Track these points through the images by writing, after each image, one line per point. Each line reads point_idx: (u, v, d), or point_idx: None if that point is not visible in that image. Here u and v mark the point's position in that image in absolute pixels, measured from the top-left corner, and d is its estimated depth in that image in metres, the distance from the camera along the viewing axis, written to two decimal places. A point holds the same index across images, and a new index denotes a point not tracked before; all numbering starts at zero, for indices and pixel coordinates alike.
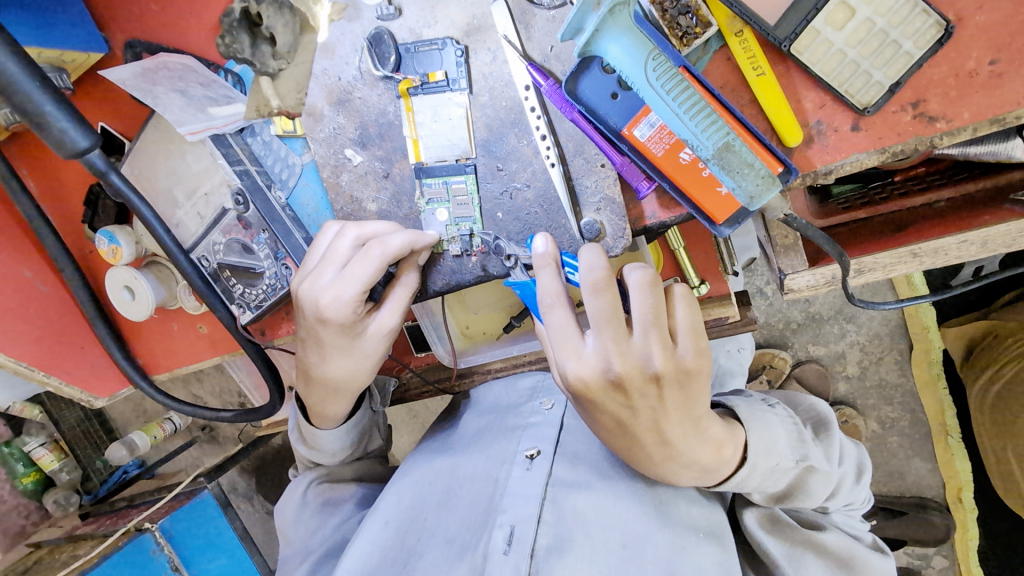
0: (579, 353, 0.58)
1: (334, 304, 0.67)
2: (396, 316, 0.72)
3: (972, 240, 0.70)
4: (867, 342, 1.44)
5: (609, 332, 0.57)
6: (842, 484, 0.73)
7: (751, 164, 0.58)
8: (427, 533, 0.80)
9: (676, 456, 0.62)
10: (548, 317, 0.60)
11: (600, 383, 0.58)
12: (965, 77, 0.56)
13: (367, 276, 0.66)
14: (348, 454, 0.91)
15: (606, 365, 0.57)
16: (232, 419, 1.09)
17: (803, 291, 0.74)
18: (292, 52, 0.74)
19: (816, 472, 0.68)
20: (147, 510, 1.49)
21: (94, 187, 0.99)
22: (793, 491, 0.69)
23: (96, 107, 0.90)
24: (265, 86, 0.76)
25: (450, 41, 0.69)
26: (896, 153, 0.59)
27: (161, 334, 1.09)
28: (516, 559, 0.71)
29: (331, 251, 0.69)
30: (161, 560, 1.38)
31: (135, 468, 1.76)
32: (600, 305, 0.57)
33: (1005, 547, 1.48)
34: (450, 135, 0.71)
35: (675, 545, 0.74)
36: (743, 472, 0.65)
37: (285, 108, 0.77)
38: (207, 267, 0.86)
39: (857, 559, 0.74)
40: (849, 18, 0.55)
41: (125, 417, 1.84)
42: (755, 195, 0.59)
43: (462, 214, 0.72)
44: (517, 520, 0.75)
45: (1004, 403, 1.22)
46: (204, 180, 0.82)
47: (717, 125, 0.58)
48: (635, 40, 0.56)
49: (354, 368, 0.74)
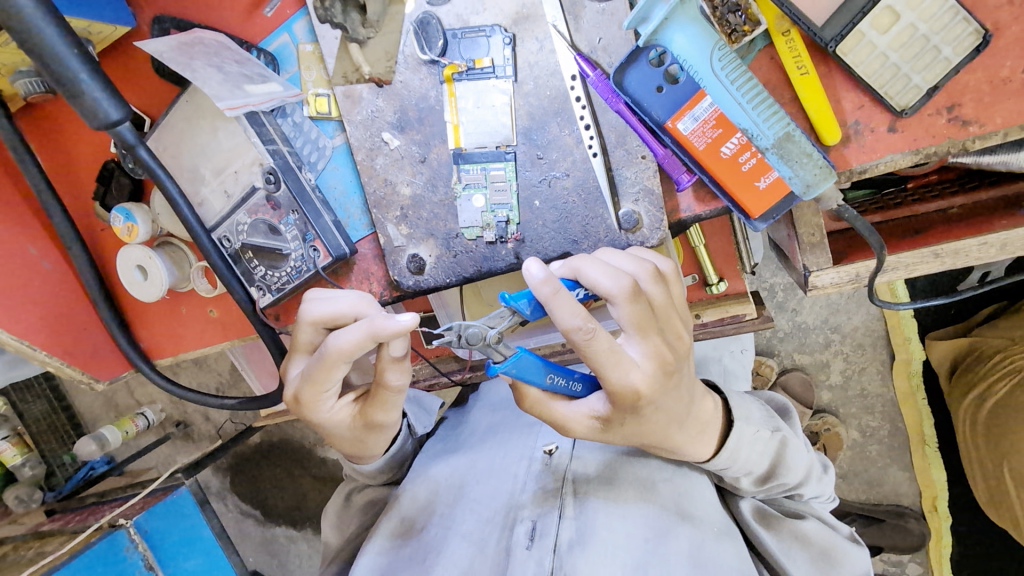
0: (633, 363, 0.59)
1: (309, 380, 0.67)
2: (390, 405, 0.71)
3: (992, 242, 0.72)
4: (851, 352, 1.48)
5: (651, 329, 0.60)
6: (813, 471, 0.79)
7: (810, 154, 0.60)
8: (445, 529, 0.79)
9: (691, 420, 0.67)
10: (590, 347, 0.57)
11: (658, 378, 0.60)
12: (999, 83, 0.59)
13: (335, 361, 0.64)
14: (392, 475, 0.90)
15: (658, 359, 0.60)
16: (236, 407, 1.04)
17: (826, 287, 0.76)
18: (380, 21, 0.73)
19: (790, 446, 0.75)
20: (121, 505, 1.46)
21: (110, 163, 0.96)
22: (777, 467, 0.74)
23: (118, 80, 0.89)
24: (354, 53, 0.73)
25: (498, 28, 0.70)
26: (929, 154, 0.62)
27: (167, 318, 1.05)
28: (539, 554, 0.71)
29: (298, 340, 0.69)
30: (134, 558, 1.36)
31: (102, 465, 1.73)
32: (640, 310, 0.59)
33: (978, 554, 1.53)
34: (492, 122, 0.72)
35: (695, 539, 0.74)
36: (733, 437, 0.71)
37: (376, 75, 0.74)
38: (228, 248, 0.84)
39: (838, 550, 0.78)
40: (894, 22, 0.58)
41: (94, 412, 1.89)
42: (811, 184, 0.61)
43: (500, 200, 0.73)
44: (539, 516, 0.75)
45: (990, 412, 1.25)
46: (235, 157, 0.80)
47: (778, 116, 0.60)
48: (701, 30, 0.58)
49: (359, 439, 0.76)
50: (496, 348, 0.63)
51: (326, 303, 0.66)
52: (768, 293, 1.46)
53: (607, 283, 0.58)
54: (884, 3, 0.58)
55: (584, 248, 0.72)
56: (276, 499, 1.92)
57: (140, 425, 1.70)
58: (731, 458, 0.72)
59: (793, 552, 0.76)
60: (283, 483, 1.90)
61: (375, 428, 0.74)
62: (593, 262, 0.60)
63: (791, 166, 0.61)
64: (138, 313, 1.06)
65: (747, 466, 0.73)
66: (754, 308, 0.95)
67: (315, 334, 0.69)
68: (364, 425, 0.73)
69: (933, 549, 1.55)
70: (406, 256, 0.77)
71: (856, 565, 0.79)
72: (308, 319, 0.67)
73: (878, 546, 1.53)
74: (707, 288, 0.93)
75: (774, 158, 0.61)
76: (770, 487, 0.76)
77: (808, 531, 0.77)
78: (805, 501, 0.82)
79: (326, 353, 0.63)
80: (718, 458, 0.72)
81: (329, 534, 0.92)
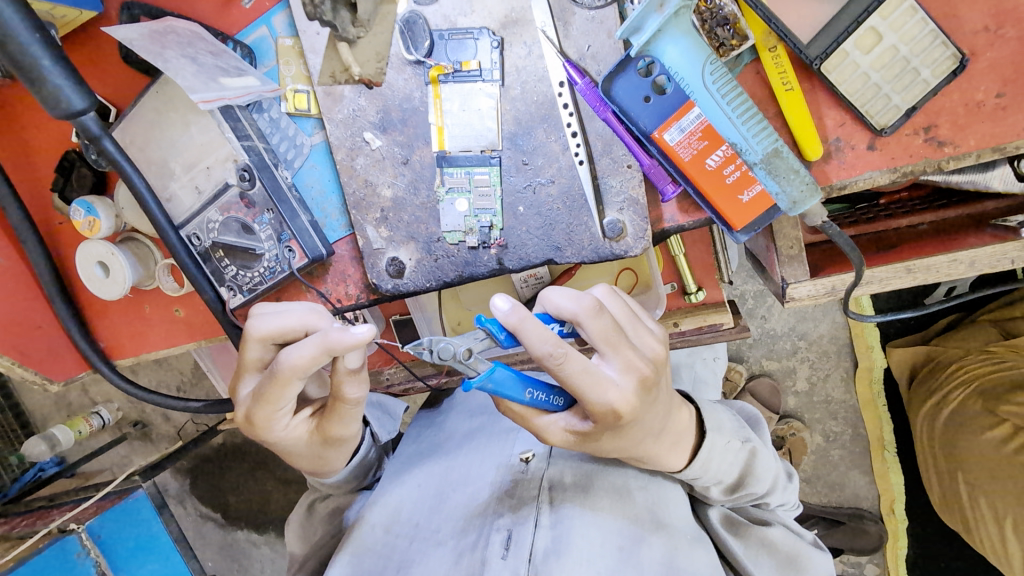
0: (608, 383, 0.58)
1: (263, 401, 0.65)
2: (347, 417, 0.69)
3: (962, 259, 0.73)
4: (816, 358, 1.52)
5: (622, 346, 0.59)
6: (778, 480, 0.80)
7: (797, 170, 0.59)
8: (419, 538, 0.77)
9: (665, 431, 0.67)
10: (564, 370, 0.56)
11: (637, 395, 0.59)
12: (973, 107, 0.60)
13: (286, 381, 0.62)
14: (354, 485, 0.87)
15: (635, 375, 0.59)
16: (201, 410, 1.00)
17: (803, 300, 0.77)
18: (371, 20, 0.70)
19: (759, 456, 0.75)
20: (72, 510, 1.39)
21: (71, 153, 0.91)
22: (745, 477, 0.75)
23: (83, 66, 0.84)
24: (344, 53, 0.71)
25: (486, 31, 0.69)
26: (906, 173, 0.63)
27: (129, 317, 1.00)
28: (515, 563, 0.70)
29: (246, 357, 0.66)
30: (86, 563, 1.30)
31: (52, 467, 1.62)
32: (607, 327, 0.59)
33: (930, 555, 1.58)
34: (477, 125, 0.70)
35: (667, 548, 0.74)
36: (705, 447, 0.71)
37: (366, 76, 0.72)
38: (196, 246, 0.81)
39: (803, 557, 0.78)
40: (876, 43, 0.60)
41: (45, 410, 1.80)
42: (797, 201, 0.60)
43: (484, 205, 0.72)
44: (515, 524, 0.73)
45: (948, 420, 1.30)
46: (208, 152, 0.77)
47: (767, 131, 0.59)
48: (694, 43, 0.58)
49: (318, 455, 0.74)
50: (468, 364, 0.59)
51: (273, 317, 0.63)
52: (738, 300, 1.49)
53: (572, 307, 0.57)
54: (868, 23, 0.59)
55: (567, 255, 0.72)
56: (238, 503, 1.86)
57: (95, 425, 1.63)
58: (702, 468, 0.72)
59: (760, 559, 0.77)
60: (245, 486, 1.84)
61: (334, 442, 0.72)
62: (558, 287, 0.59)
63: (777, 183, 0.59)
64: (97, 311, 1.00)
65: (715, 476, 0.73)
66: (731, 317, 0.96)
67: (265, 350, 0.66)
68: (323, 440, 0.71)
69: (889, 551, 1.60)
70: (385, 259, 0.75)
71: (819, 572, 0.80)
72: (255, 335, 0.63)
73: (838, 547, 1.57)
74: (686, 296, 0.93)
75: (762, 172, 0.60)
76: (740, 496, 0.77)
77: (774, 538, 0.78)
78: (771, 509, 0.83)
79: (278, 371, 0.61)
80: (690, 468, 0.72)
81: (294, 543, 0.90)
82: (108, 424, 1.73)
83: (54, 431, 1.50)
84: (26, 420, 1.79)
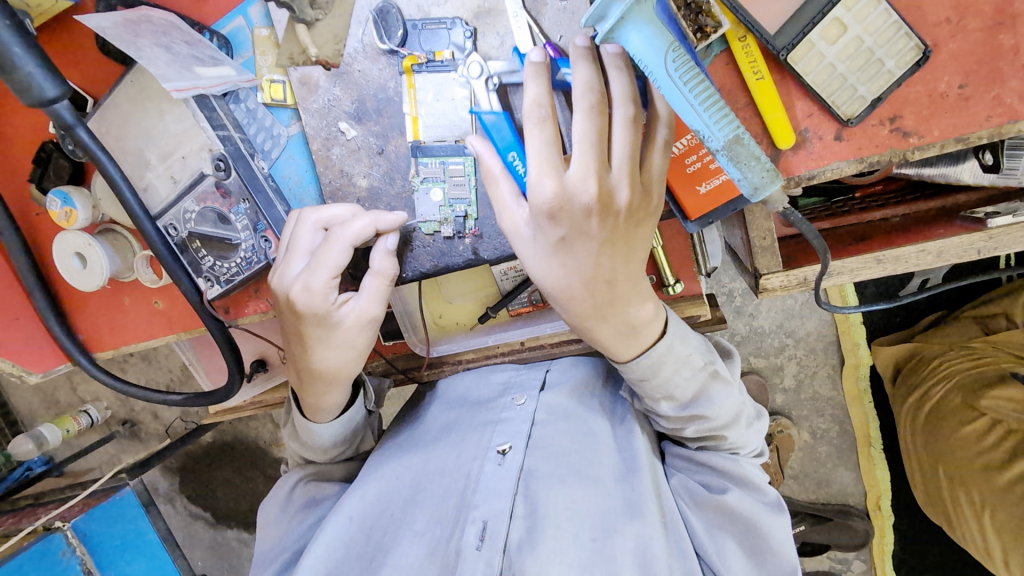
0: (559, 172, 0.59)
1: (308, 289, 0.68)
2: (377, 304, 0.71)
3: (930, 250, 0.73)
4: (804, 356, 1.53)
5: (592, 153, 0.59)
6: (741, 416, 0.76)
7: (758, 157, 0.56)
8: (394, 528, 0.77)
9: (615, 302, 0.66)
10: (532, 131, 0.59)
11: (574, 202, 0.60)
12: (937, 98, 0.61)
13: (335, 258, 0.68)
14: (340, 451, 0.89)
15: (583, 184, 0.59)
16: (182, 404, 1.00)
17: (776, 290, 0.78)
18: (329, 4, 0.71)
19: (719, 380, 0.73)
20: (58, 507, 1.40)
21: (48, 144, 0.91)
22: (698, 398, 0.72)
23: (59, 56, 0.84)
24: (300, 35, 0.72)
25: (458, 22, 0.69)
26: (872, 163, 0.64)
27: (109, 310, 1.00)
28: (489, 554, 0.70)
29: (295, 244, 0.71)
30: (71, 562, 1.30)
31: (39, 465, 1.61)
32: (591, 123, 0.59)
33: (916, 551, 1.60)
34: (451, 115, 0.71)
35: (643, 538, 0.74)
36: (661, 348, 0.69)
37: (322, 58, 0.72)
38: (174, 237, 0.80)
39: (759, 518, 0.77)
40: (841, 34, 0.61)
41: (33, 408, 1.80)
42: (760, 187, 0.57)
43: (458, 195, 0.72)
44: (490, 515, 0.74)
45: (933, 418, 1.30)
46: (183, 142, 0.77)
47: (729, 119, 0.56)
48: (656, 31, 0.54)
49: (337, 368, 0.74)
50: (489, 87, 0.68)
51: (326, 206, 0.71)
52: (726, 298, 1.50)
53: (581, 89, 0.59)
54: (833, 15, 0.60)
55: None
56: (227, 501, 1.85)
57: (82, 423, 1.62)
58: (652, 369, 0.70)
59: (719, 531, 0.79)
60: (234, 483, 1.84)
61: (362, 345, 0.74)
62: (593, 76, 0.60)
63: (739, 170, 0.57)
64: (76, 304, 1.00)
65: (668, 388, 0.71)
66: (709, 310, 0.97)
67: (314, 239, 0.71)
68: (350, 342, 0.72)
69: (876, 547, 1.61)
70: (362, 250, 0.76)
71: (779, 531, 0.79)
72: (311, 219, 0.70)
73: (825, 543, 1.60)
74: (665, 288, 0.93)
75: (724, 159, 0.57)
76: (693, 423, 0.74)
77: (729, 502, 0.77)
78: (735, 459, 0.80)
79: (335, 238, 0.67)
80: (639, 363, 0.70)
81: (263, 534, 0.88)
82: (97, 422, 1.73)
83: (42, 430, 1.49)
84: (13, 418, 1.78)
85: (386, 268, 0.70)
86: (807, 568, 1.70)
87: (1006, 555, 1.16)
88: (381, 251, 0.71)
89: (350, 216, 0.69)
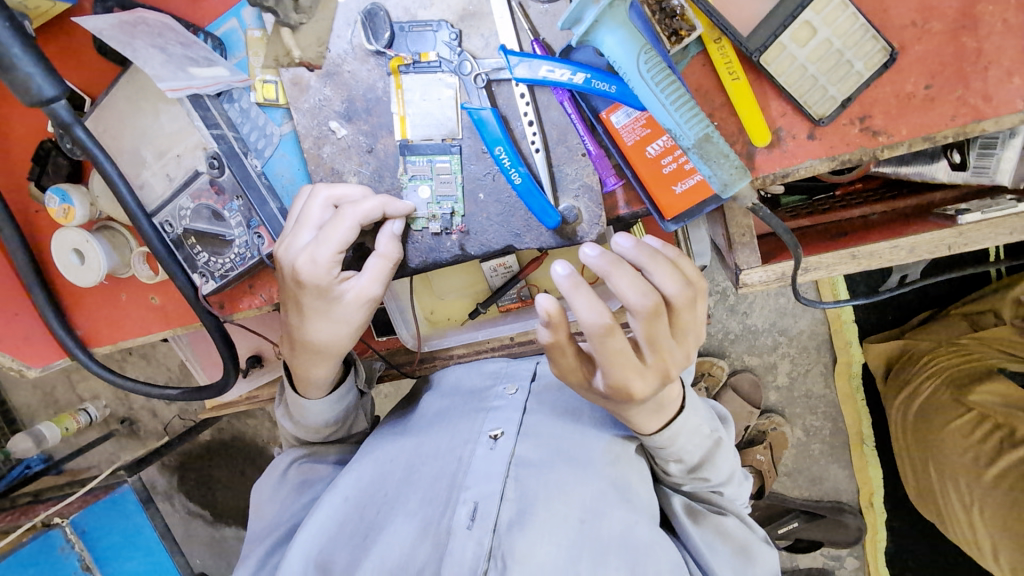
0: (638, 369, 0.61)
1: (310, 263, 0.67)
2: (378, 284, 0.71)
3: (903, 245, 0.76)
4: (797, 354, 1.55)
5: (662, 346, 0.60)
6: (735, 474, 0.84)
7: (726, 154, 0.59)
8: (388, 508, 0.80)
9: (663, 403, 0.71)
10: (604, 344, 0.58)
11: (654, 385, 0.62)
12: (904, 98, 0.63)
13: (343, 235, 0.67)
14: (331, 432, 0.92)
15: (659, 368, 0.61)
16: (179, 397, 1.03)
17: (755, 285, 0.80)
18: (313, 7, 0.73)
19: (723, 448, 0.79)
20: (59, 502, 1.42)
21: (46, 143, 0.93)
22: (704, 463, 0.78)
23: (58, 58, 0.86)
24: (285, 38, 0.74)
25: (445, 24, 0.71)
26: (844, 161, 0.66)
27: (107, 305, 1.02)
28: (479, 533, 0.73)
29: (305, 216, 0.70)
30: (70, 559, 1.33)
31: (39, 463, 1.62)
32: (656, 325, 0.59)
33: (908, 546, 1.62)
34: (438, 114, 0.73)
35: (628, 522, 0.76)
36: (680, 421, 0.74)
37: (307, 60, 0.75)
38: (169, 233, 0.83)
39: (752, 547, 0.83)
40: (812, 36, 0.63)
41: (35, 405, 1.82)
42: (728, 183, 0.59)
43: (445, 192, 0.74)
44: (481, 497, 0.76)
45: (925, 417, 1.31)
46: (178, 141, 0.79)
47: (699, 117, 0.59)
48: (628, 34, 0.58)
49: (331, 346, 0.74)
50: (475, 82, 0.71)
51: (337, 186, 0.71)
52: (720, 297, 1.52)
53: (636, 297, 0.57)
54: (803, 18, 0.63)
55: (526, 241, 0.75)
56: (228, 497, 1.87)
57: (80, 422, 1.64)
58: (670, 439, 0.75)
59: (716, 547, 0.81)
60: (234, 480, 1.86)
61: (358, 324, 0.74)
62: (628, 268, 0.58)
63: (709, 167, 0.59)
64: (75, 299, 1.02)
65: (682, 452, 0.76)
66: None
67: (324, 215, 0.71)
68: (350, 320, 0.72)
69: (870, 543, 1.63)
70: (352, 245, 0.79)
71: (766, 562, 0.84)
72: (324, 195, 0.70)
73: (819, 540, 1.61)
74: None
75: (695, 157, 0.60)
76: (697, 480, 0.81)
77: (728, 527, 0.82)
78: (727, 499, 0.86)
79: (349, 215, 0.67)
80: (660, 436, 0.74)
81: (259, 512, 0.91)
82: (96, 420, 1.75)
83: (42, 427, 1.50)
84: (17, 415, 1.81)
85: (390, 249, 0.71)
86: (800, 564, 1.72)
87: (995, 548, 1.17)
88: (386, 234, 0.72)
89: (361, 198, 0.70)
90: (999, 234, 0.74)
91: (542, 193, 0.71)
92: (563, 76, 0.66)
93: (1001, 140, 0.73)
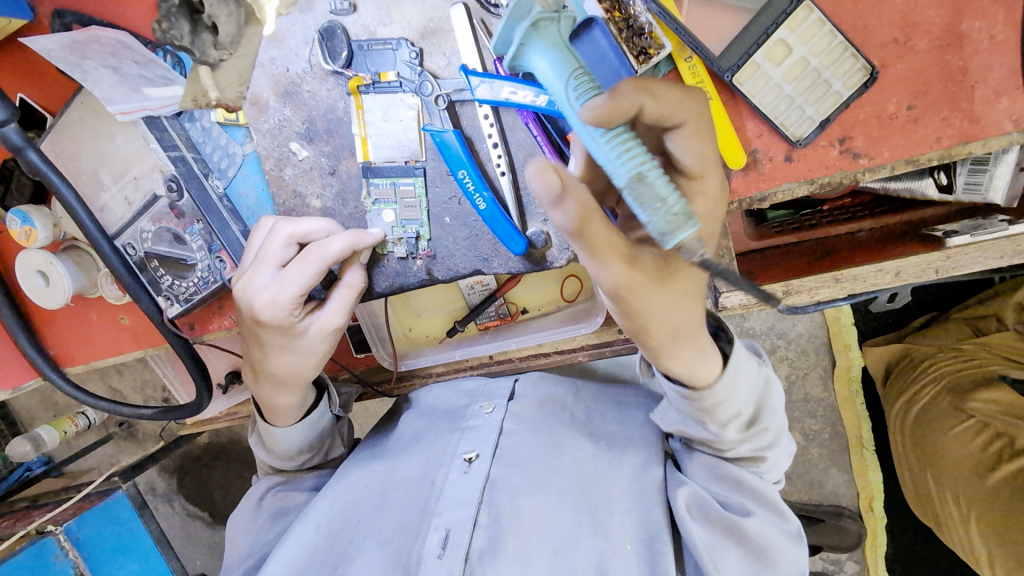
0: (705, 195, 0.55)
1: (270, 306, 0.66)
2: (342, 315, 0.70)
3: (888, 270, 0.73)
4: (795, 357, 1.50)
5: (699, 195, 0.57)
6: (781, 435, 0.73)
7: (664, 198, 0.44)
8: (359, 536, 0.77)
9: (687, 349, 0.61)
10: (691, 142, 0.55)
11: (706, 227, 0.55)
12: (886, 119, 0.61)
13: (306, 280, 0.65)
14: (308, 458, 0.89)
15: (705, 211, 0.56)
16: (153, 417, 1.00)
17: (735, 308, 0.77)
18: (235, 43, 0.72)
19: (774, 387, 0.70)
20: (51, 511, 1.41)
21: (8, 161, 0.90)
22: (760, 409, 0.69)
23: (14, 77, 0.82)
24: (203, 77, 0.73)
25: (404, 42, 0.68)
26: (824, 184, 0.64)
27: (77, 325, 0.99)
28: (450, 563, 0.69)
29: (266, 255, 0.67)
30: (64, 566, 1.28)
31: (40, 465, 1.60)
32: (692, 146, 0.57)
33: (907, 550, 1.58)
34: (400, 136, 0.70)
35: (604, 553, 0.73)
36: (736, 363, 0.63)
37: (224, 100, 0.74)
38: (132, 255, 0.80)
39: (775, 549, 0.71)
40: (786, 55, 0.62)
41: (30, 409, 1.81)
42: (665, 232, 0.44)
43: (410, 216, 0.72)
44: (453, 523, 0.72)
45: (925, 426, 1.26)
46: (135, 163, 0.78)
47: (634, 153, 0.45)
48: (560, 57, 0.50)
49: (289, 380, 0.72)
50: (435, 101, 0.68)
51: (298, 221, 0.67)
52: None
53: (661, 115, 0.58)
54: (777, 36, 0.61)
55: (494, 266, 0.72)
56: (221, 500, 1.85)
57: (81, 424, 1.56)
58: (729, 388, 0.63)
59: (723, 550, 0.71)
60: (226, 483, 1.84)
61: (319, 359, 0.72)
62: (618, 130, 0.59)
63: (641, 213, 0.44)
64: (45, 318, 1.00)
65: (739, 410, 0.66)
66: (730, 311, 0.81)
67: (286, 252, 0.68)
68: (314, 353, 0.71)
69: (870, 548, 1.57)
70: None
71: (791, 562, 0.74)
72: (285, 233, 0.67)
73: (818, 544, 1.56)
74: None
75: (627, 202, 0.45)
76: (753, 435, 0.69)
77: (750, 530, 0.70)
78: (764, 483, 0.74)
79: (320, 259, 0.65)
80: (719, 385, 0.63)
81: (236, 536, 0.89)
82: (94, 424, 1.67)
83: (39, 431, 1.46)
84: (13, 420, 1.80)
85: (356, 279, 0.70)
86: None
87: (990, 558, 1.14)
88: (351, 267, 0.71)
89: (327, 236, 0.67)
90: (990, 258, 0.70)
91: (507, 217, 0.69)
92: (526, 97, 0.64)
93: (992, 157, 0.69)
